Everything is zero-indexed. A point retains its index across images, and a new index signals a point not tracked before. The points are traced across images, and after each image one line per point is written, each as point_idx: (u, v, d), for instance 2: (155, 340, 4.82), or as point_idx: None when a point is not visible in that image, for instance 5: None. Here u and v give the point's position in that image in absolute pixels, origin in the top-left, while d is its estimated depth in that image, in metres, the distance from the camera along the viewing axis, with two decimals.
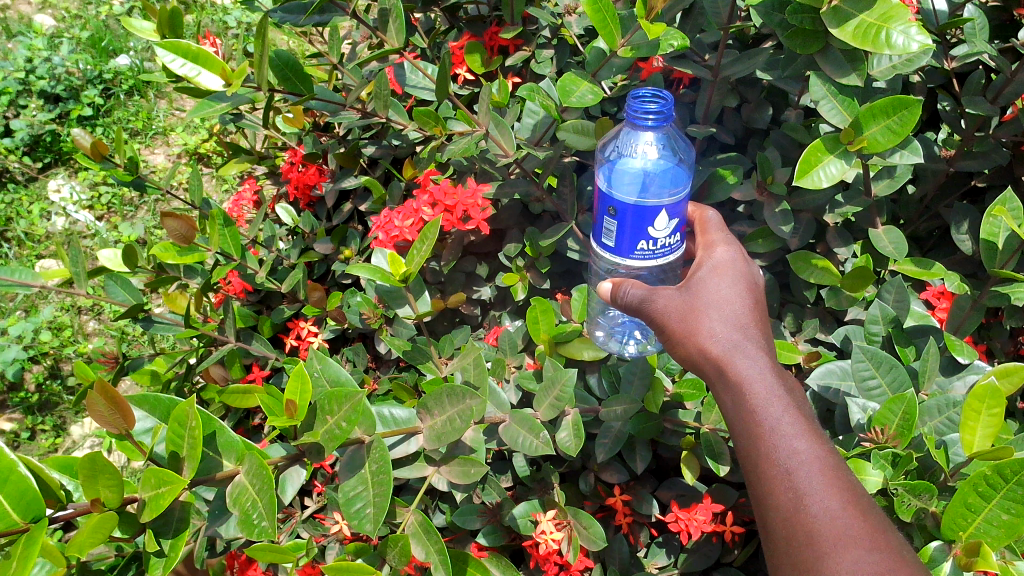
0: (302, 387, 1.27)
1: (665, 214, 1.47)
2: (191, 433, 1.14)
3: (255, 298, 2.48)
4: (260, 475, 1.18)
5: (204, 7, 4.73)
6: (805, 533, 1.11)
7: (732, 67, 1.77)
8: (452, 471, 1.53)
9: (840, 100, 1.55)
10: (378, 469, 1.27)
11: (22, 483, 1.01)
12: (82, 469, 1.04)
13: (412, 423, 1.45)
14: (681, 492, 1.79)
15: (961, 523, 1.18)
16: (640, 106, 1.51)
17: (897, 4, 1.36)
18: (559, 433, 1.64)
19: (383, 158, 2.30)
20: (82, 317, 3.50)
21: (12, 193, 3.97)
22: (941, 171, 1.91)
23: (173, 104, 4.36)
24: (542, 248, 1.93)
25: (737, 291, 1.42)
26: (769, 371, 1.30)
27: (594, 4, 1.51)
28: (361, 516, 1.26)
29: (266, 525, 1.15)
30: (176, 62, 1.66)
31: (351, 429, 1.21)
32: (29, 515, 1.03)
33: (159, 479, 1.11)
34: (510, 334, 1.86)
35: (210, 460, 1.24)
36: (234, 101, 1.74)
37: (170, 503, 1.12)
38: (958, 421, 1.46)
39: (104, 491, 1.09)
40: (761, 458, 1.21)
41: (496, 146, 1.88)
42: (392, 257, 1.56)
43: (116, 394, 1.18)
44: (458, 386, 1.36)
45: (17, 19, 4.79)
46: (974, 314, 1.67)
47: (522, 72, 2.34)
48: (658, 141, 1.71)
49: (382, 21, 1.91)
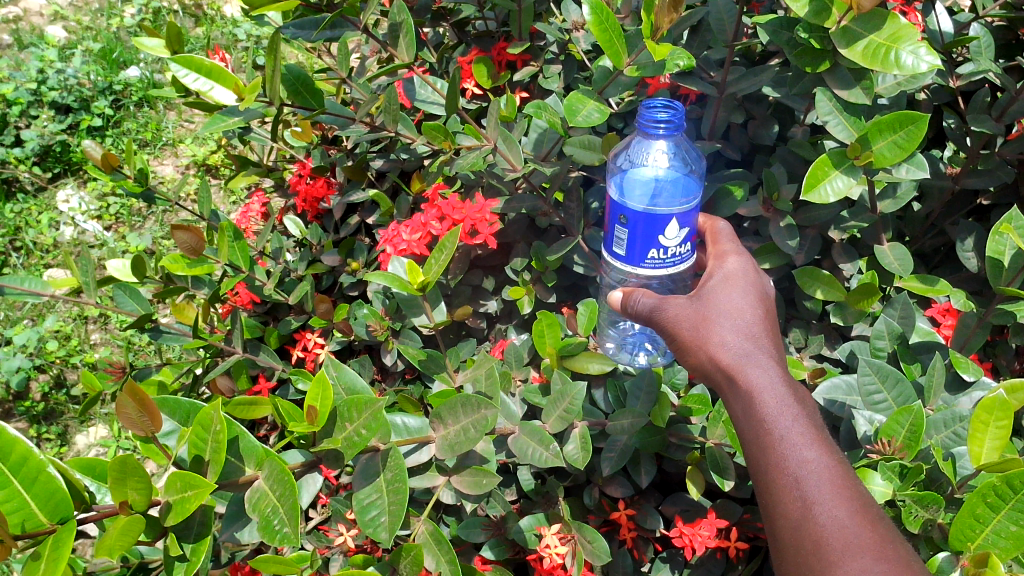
0: (322, 392, 1.27)
1: (676, 222, 1.48)
2: (215, 436, 1.16)
3: (261, 310, 2.51)
4: (281, 481, 1.18)
5: (214, 19, 4.78)
6: (813, 541, 1.11)
7: (738, 85, 1.79)
8: (464, 481, 1.55)
9: (847, 117, 1.58)
10: (395, 477, 1.28)
11: (49, 483, 1.02)
12: (112, 470, 1.05)
13: (424, 432, 1.46)
14: (686, 507, 1.79)
15: (969, 534, 1.17)
16: (651, 115, 1.54)
17: (905, 24, 1.35)
18: (567, 445, 1.67)
19: (391, 171, 2.32)
20: (87, 327, 3.50)
21: (21, 203, 4.00)
22: (946, 189, 1.90)
23: (182, 116, 4.39)
24: (549, 262, 1.94)
25: (749, 301, 1.43)
26: (780, 380, 1.30)
27: (600, 23, 1.52)
28: (376, 525, 1.26)
29: (288, 531, 1.17)
30: (189, 76, 1.69)
31: (370, 437, 1.23)
32: (56, 516, 1.04)
33: (186, 482, 1.11)
34: (517, 347, 1.88)
35: (231, 466, 1.25)
36: (245, 116, 1.77)
37: (196, 507, 1.12)
38: (965, 435, 1.46)
39: (132, 493, 1.09)
40: (770, 466, 1.21)
41: (504, 161, 1.87)
42: (410, 265, 1.58)
43: (145, 394, 1.18)
44: (473, 396, 1.37)
45: (29, 30, 4.84)
46: (980, 331, 1.68)
47: (530, 87, 2.36)
48: (669, 150, 1.75)
49: (393, 35, 1.92)
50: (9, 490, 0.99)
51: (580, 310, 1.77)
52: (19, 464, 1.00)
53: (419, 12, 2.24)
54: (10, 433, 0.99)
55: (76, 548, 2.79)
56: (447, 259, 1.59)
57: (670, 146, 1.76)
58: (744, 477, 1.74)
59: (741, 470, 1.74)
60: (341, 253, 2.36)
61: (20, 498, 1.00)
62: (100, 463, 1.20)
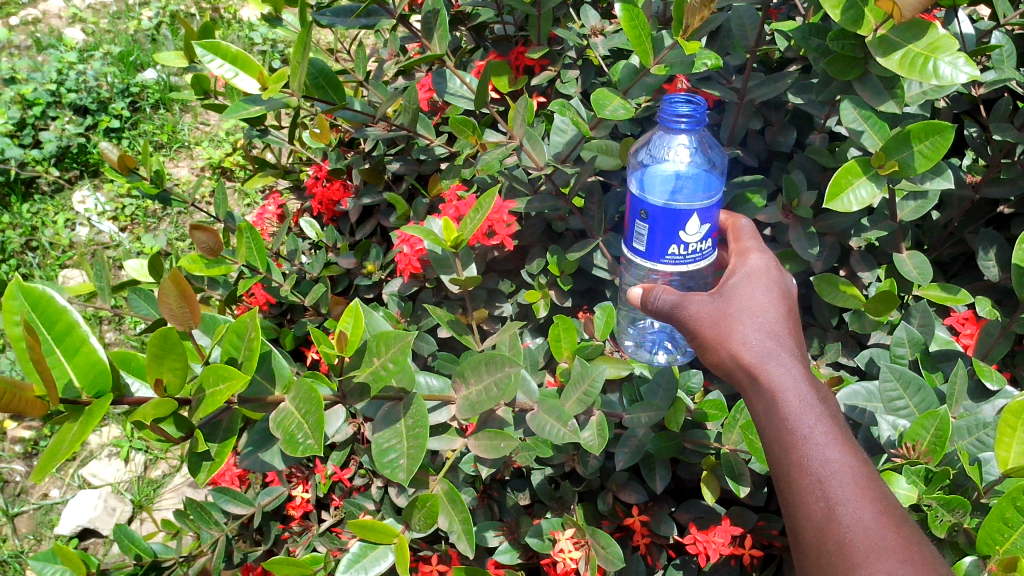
0: (354, 321, 1.29)
1: (696, 218, 1.48)
2: (249, 342, 1.15)
3: (277, 311, 2.51)
4: (308, 399, 1.19)
5: (231, 23, 4.81)
6: (836, 542, 1.11)
7: (757, 91, 1.79)
8: (481, 445, 1.58)
9: (873, 125, 1.56)
10: (415, 423, 1.30)
11: (90, 356, 1.01)
12: (153, 343, 1.04)
13: (446, 392, 1.50)
14: (699, 514, 1.78)
15: (997, 538, 1.16)
16: (673, 109, 1.54)
17: (944, 34, 1.34)
18: (584, 432, 1.62)
19: (408, 174, 2.33)
20: (102, 328, 3.52)
21: (38, 203, 4.03)
22: (966, 198, 1.89)
23: (198, 119, 4.42)
24: (566, 266, 1.94)
25: (771, 299, 1.42)
26: (802, 379, 1.30)
27: (631, 20, 1.52)
28: (394, 466, 1.27)
29: (311, 444, 1.17)
30: (215, 63, 1.70)
31: (397, 370, 1.24)
32: (95, 389, 1.03)
33: (219, 374, 1.10)
34: (532, 351, 1.86)
35: (257, 385, 1.24)
36: (269, 105, 1.76)
37: (227, 400, 1.10)
38: (990, 441, 1.45)
39: (167, 375, 1.08)
40: (792, 466, 1.20)
41: (527, 159, 1.87)
42: (445, 223, 1.61)
43: (187, 285, 1.21)
44: (498, 353, 1.37)
45: (48, 32, 4.88)
46: (1003, 340, 1.66)
47: (547, 92, 2.37)
48: (691, 144, 1.74)
49: (427, 29, 1.93)
50: (51, 357, 0.99)
51: (596, 313, 1.78)
52: (63, 334, 1.00)
53: None
54: (58, 303, 1.00)
55: (87, 547, 2.80)
56: (481, 220, 1.60)
57: (692, 140, 1.75)
58: (758, 484, 1.73)
59: (757, 478, 1.73)
60: (357, 256, 2.37)
61: (61, 367, 1.00)
62: (137, 356, 1.15)
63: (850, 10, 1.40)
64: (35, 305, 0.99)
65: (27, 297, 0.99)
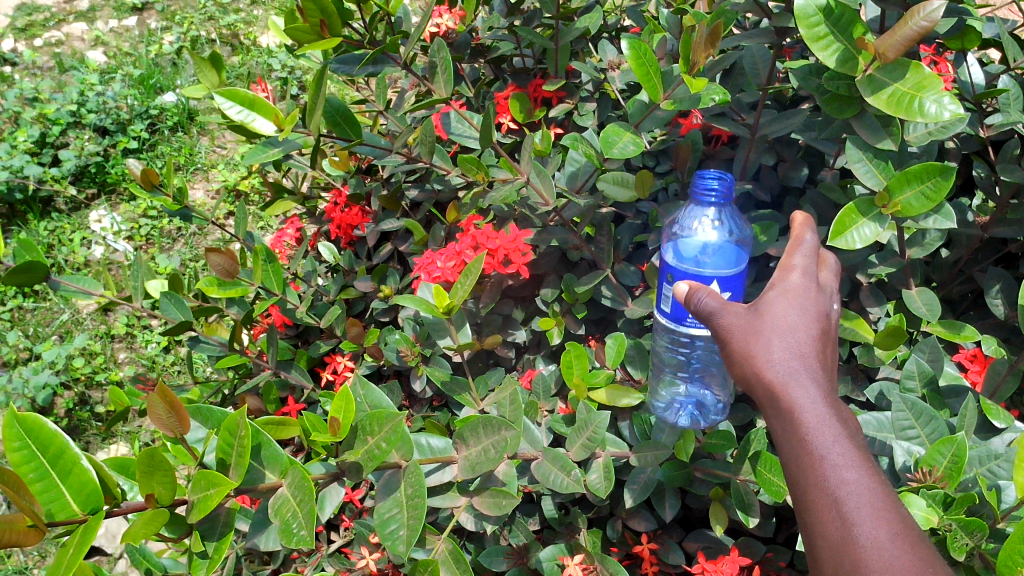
0: (346, 404, 1.34)
1: (718, 287, 1.51)
2: (241, 441, 1.20)
3: (292, 332, 2.57)
4: (302, 487, 1.23)
5: (250, 49, 4.93)
6: (852, 560, 1.14)
7: (769, 126, 1.84)
8: (484, 502, 1.58)
9: (876, 164, 1.60)
10: (414, 492, 1.32)
11: (82, 475, 1.06)
12: (142, 465, 1.09)
13: (448, 453, 1.51)
14: (708, 544, 1.79)
15: (1018, 560, 1.14)
16: (705, 182, 1.57)
17: (930, 74, 1.39)
18: (590, 475, 1.68)
19: (425, 201, 2.39)
20: (113, 345, 3.54)
21: (54, 222, 4.08)
22: (974, 236, 1.92)
23: (214, 141, 4.50)
24: (579, 294, 1.99)
25: (805, 314, 1.37)
26: (824, 397, 1.29)
27: (638, 58, 1.56)
28: (395, 537, 1.30)
29: (305, 534, 1.20)
30: (233, 108, 1.78)
31: (389, 450, 1.28)
32: (88, 507, 1.07)
33: (209, 481, 1.16)
34: (544, 377, 1.92)
35: (255, 472, 1.29)
36: (285, 147, 1.81)
37: (218, 505, 1.16)
38: (1002, 472, 1.50)
39: (158, 487, 1.14)
40: (810, 486, 1.22)
41: (536, 193, 1.92)
42: (438, 290, 1.70)
43: (175, 397, 1.25)
44: (494, 417, 1.41)
45: (70, 55, 4.99)
46: (1010, 378, 1.67)
47: (564, 124, 2.41)
48: (722, 219, 1.78)
49: (433, 71, 2.01)
50: (46, 479, 1.04)
51: (607, 342, 1.82)
52: (56, 456, 1.05)
53: (458, 48, 2.33)
54: (51, 428, 1.06)
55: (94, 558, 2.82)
56: (471, 284, 1.69)
57: (723, 214, 1.79)
58: (767, 516, 1.74)
59: (765, 509, 1.74)
60: (374, 279, 2.41)
61: (57, 488, 1.05)
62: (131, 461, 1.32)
63: (841, 52, 1.45)
64: (30, 431, 1.05)
65: (23, 424, 1.04)
